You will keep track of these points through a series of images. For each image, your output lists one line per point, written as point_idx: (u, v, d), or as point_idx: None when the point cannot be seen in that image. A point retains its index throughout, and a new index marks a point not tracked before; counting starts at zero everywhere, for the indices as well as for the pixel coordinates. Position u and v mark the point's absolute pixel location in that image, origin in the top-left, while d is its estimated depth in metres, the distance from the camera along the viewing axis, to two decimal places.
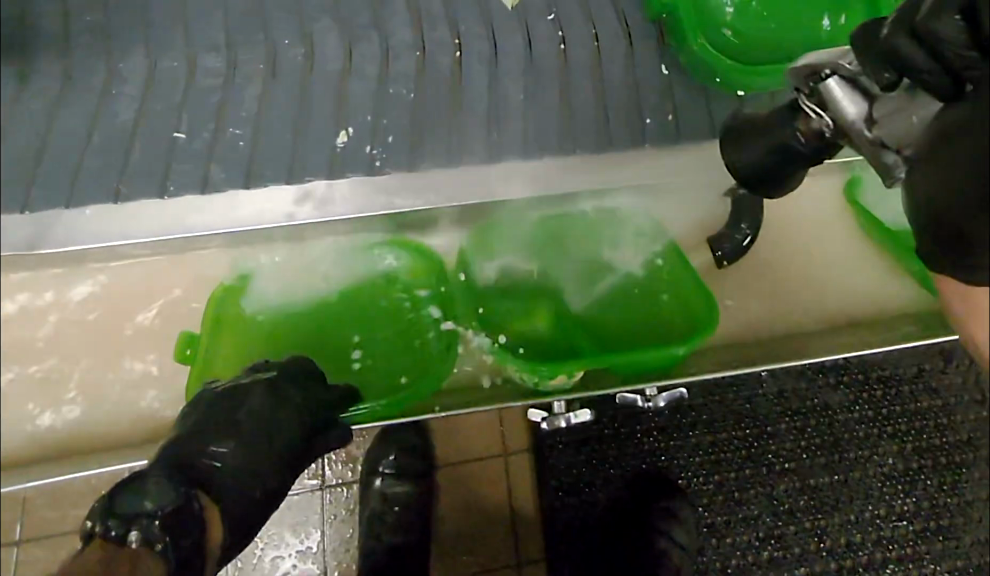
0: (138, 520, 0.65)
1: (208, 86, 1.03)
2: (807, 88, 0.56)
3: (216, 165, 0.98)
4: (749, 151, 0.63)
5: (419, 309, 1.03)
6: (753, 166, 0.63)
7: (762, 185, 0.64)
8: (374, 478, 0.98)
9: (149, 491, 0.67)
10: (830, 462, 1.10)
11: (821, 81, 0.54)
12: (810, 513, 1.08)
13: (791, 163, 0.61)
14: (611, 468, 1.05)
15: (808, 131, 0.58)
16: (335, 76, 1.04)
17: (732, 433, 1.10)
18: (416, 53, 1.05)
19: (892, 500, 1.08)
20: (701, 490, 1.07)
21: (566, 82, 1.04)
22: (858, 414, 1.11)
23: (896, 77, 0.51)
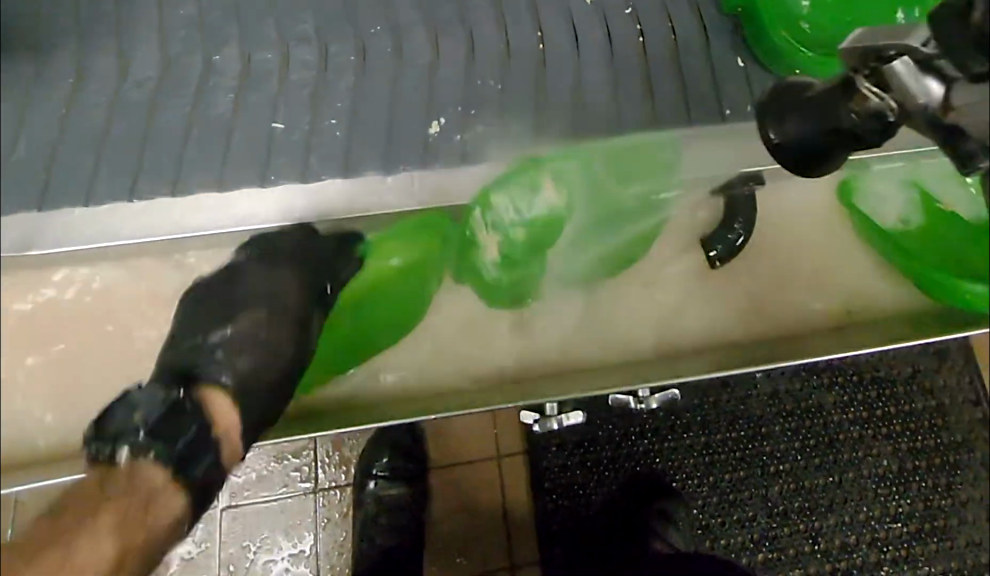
0: (126, 435, 0.64)
1: (302, 79, 0.96)
2: (866, 69, 0.53)
3: (315, 154, 0.92)
4: (792, 128, 0.61)
5: (407, 289, 0.87)
6: (797, 140, 0.61)
7: (806, 164, 0.63)
8: (368, 480, 1.00)
9: (139, 404, 0.65)
10: (824, 464, 1.10)
11: (884, 62, 0.51)
12: (805, 514, 1.08)
13: (839, 140, 0.59)
14: (605, 469, 1.06)
15: (861, 113, 0.55)
16: (422, 69, 0.97)
17: (727, 434, 1.10)
18: (501, 46, 0.98)
19: (887, 501, 1.09)
20: (696, 491, 1.07)
21: (650, 78, 0.98)
22: (851, 415, 1.12)
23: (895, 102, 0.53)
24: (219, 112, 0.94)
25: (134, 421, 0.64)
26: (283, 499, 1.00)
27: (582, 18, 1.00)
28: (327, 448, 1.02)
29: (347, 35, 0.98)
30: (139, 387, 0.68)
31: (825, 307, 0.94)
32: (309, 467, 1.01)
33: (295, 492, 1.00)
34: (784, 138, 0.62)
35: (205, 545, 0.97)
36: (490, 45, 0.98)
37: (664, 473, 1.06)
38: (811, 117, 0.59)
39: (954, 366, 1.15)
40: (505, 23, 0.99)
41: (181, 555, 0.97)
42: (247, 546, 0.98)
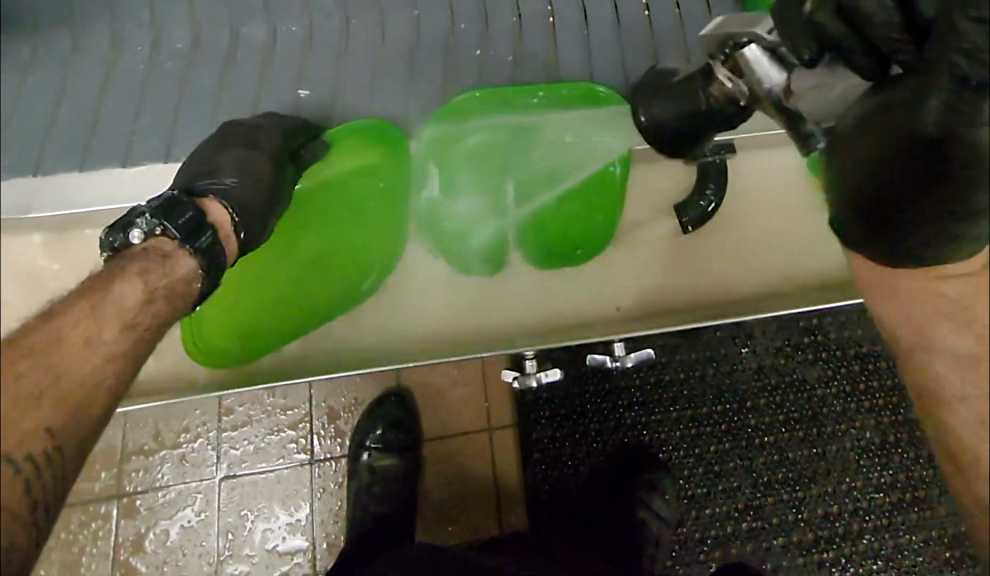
0: (145, 219, 0.66)
1: (325, 51, 1.01)
2: (721, 55, 0.62)
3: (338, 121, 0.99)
4: (660, 110, 0.74)
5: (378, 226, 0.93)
6: (664, 123, 0.74)
7: (669, 143, 0.77)
8: (362, 451, 1.03)
9: (162, 203, 0.67)
10: (808, 437, 1.13)
11: (738, 49, 0.59)
12: (788, 485, 1.10)
13: (696, 123, 0.72)
14: (593, 441, 1.09)
15: (721, 96, 0.67)
16: (439, 39, 1.01)
17: (713, 407, 1.12)
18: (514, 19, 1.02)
19: (869, 472, 1.12)
20: (682, 463, 1.10)
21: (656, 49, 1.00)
22: (834, 389, 1.15)
23: (815, 56, 0.55)
24: (249, 82, 1.00)
25: (142, 210, 0.67)
26: (280, 469, 1.03)
27: None
28: (322, 419, 1.05)
29: (368, 7, 1.02)
30: (154, 200, 0.69)
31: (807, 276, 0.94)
32: (304, 439, 1.05)
33: (292, 463, 1.03)
34: (650, 119, 0.75)
35: (204, 513, 1.01)
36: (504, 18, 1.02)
37: (650, 445, 1.10)
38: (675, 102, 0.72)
39: None
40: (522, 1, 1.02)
41: (182, 523, 1.01)
42: (244, 515, 1.01)
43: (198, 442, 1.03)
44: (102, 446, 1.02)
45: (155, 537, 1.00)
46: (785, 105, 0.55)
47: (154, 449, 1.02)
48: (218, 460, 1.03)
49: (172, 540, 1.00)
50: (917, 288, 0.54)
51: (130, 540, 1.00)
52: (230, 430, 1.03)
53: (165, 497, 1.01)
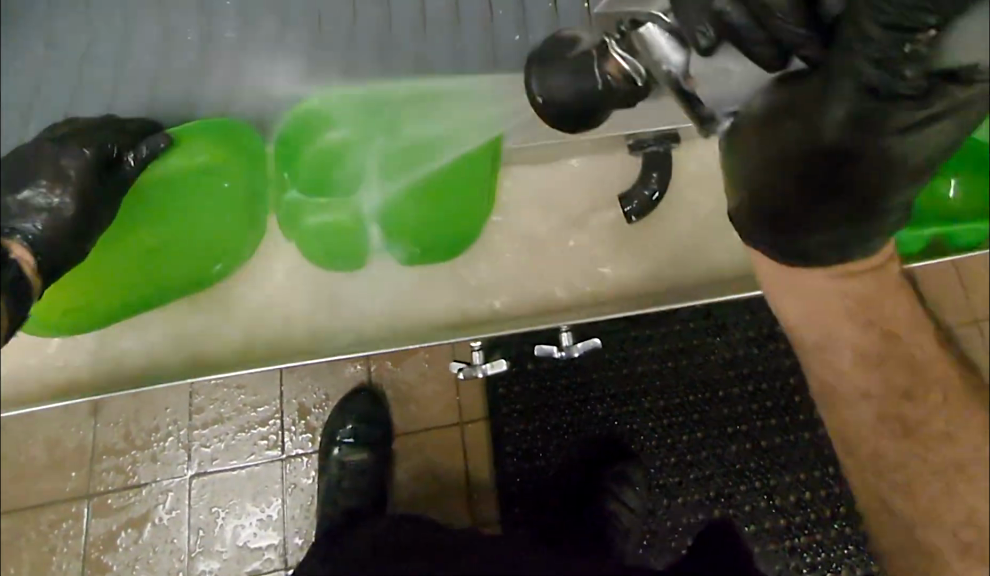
0: None
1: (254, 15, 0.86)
2: (626, 25, 0.52)
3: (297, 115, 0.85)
4: (558, 89, 0.58)
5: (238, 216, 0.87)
6: (566, 93, 0.58)
7: (566, 118, 0.61)
8: (333, 446, 1.03)
9: None
10: (780, 425, 1.13)
11: (635, 25, 0.50)
12: (761, 473, 1.11)
13: (602, 100, 0.57)
14: (566, 433, 1.09)
15: (617, 85, 0.54)
16: None
17: (685, 398, 1.13)
18: None
19: (843, 459, 1.12)
20: (654, 452, 1.10)
21: None
22: (809, 376, 1.14)
23: (710, 44, 0.46)
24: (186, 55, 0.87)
25: None
26: (250, 466, 1.03)
27: None
28: (293, 416, 1.06)
29: None
30: None
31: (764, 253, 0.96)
32: (275, 435, 1.05)
33: (263, 459, 1.04)
34: (546, 91, 0.60)
35: (175, 512, 1.01)
36: None
37: (623, 435, 1.10)
38: (573, 71, 0.57)
39: None
40: None
41: (153, 522, 1.01)
42: (215, 512, 1.02)
43: (169, 441, 1.03)
44: (74, 446, 1.03)
45: (126, 535, 1.01)
46: (688, 91, 0.48)
47: (125, 448, 1.03)
48: (189, 458, 1.03)
49: (144, 538, 1.01)
50: (825, 308, 0.49)
51: (102, 539, 1.00)
52: (202, 429, 1.04)
53: (137, 495, 1.02)
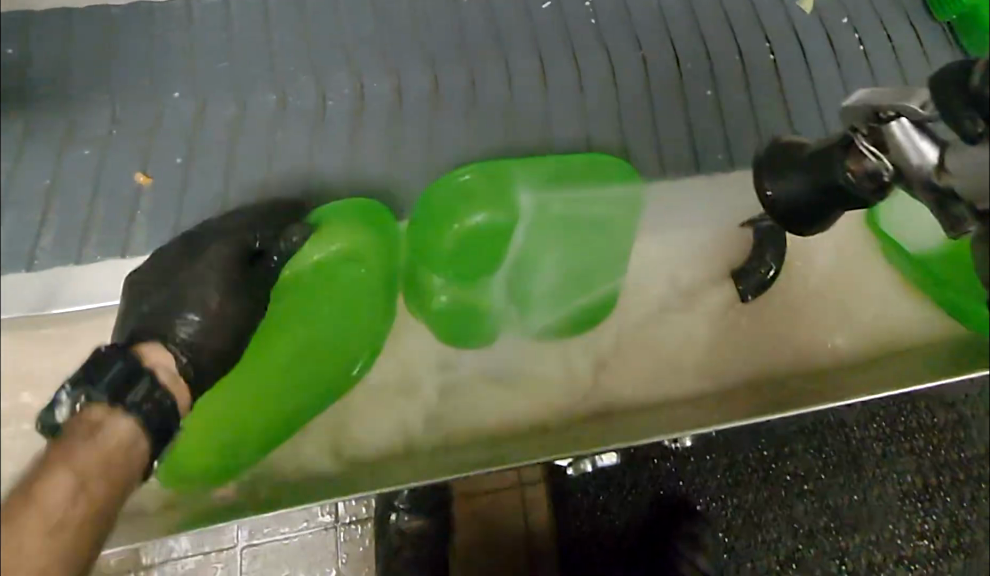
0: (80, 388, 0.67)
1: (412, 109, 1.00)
2: (865, 129, 0.69)
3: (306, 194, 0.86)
4: (788, 186, 0.81)
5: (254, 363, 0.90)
6: (790, 199, 0.81)
7: (796, 220, 0.83)
8: (390, 511, 0.98)
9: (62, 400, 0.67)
10: (848, 482, 1.08)
11: (885, 118, 0.67)
12: (831, 534, 1.06)
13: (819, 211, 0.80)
14: (631, 494, 1.05)
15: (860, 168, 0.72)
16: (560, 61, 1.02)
17: (750, 455, 1.08)
18: (673, 64, 1.03)
19: (912, 518, 1.07)
20: (722, 514, 1.06)
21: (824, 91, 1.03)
22: (874, 430, 1.10)
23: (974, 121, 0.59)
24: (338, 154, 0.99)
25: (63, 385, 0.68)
26: (303, 535, 0.99)
27: (741, 24, 1.05)
28: None
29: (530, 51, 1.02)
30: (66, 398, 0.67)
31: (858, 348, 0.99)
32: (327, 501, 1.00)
33: (316, 526, 0.99)
34: (776, 194, 0.82)
35: None
36: (631, 50, 1.04)
37: (687, 494, 1.06)
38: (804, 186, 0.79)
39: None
40: (670, 29, 1.05)
41: None
42: None
43: None
44: None
45: None
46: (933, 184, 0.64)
47: None
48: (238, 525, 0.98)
49: None
50: None
51: None
52: None
53: (183, 567, 0.97)
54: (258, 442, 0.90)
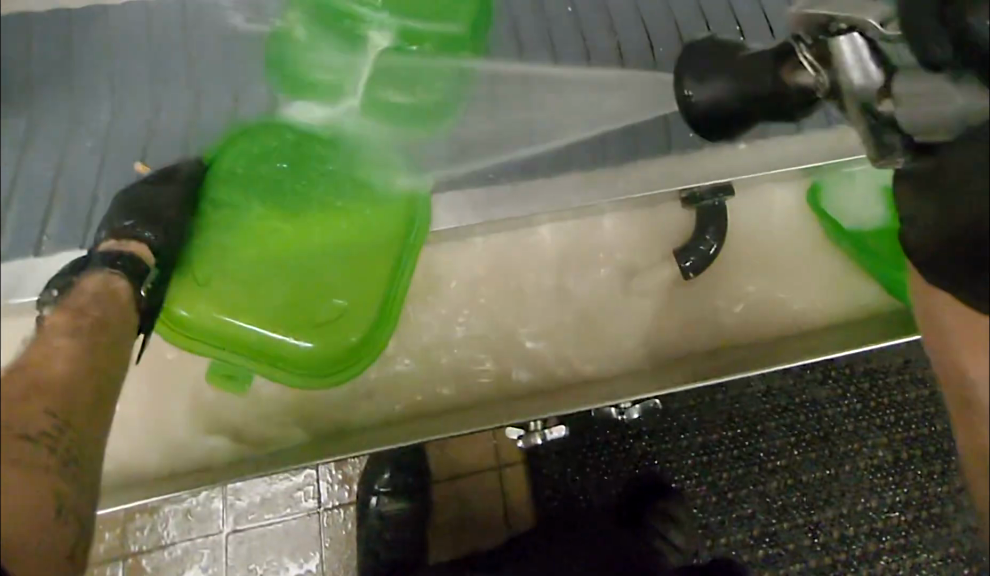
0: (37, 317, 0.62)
1: None
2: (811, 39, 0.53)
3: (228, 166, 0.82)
4: (718, 88, 0.59)
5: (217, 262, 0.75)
6: (711, 102, 0.59)
7: (713, 126, 0.61)
8: (371, 495, 1.02)
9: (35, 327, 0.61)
10: (820, 458, 1.10)
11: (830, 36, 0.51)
12: (803, 509, 1.08)
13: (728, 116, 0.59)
14: (605, 473, 1.07)
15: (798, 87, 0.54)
16: None
17: (722, 434, 1.09)
18: None
19: (883, 492, 1.09)
20: (695, 492, 1.08)
21: None
22: (845, 407, 1.11)
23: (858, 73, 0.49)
24: None
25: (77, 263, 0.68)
26: (286, 520, 1.02)
27: None
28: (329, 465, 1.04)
29: None
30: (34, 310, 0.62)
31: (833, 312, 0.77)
32: (311, 486, 1.03)
33: (299, 512, 1.02)
34: (698, 94, 0.60)
35: (212, 570, 1.00)
36: None
37: (661, 474, 1.08)
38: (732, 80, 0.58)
39: None
40: None
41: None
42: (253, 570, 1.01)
43: (202, 495, 1.02)
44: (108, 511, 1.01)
45: None
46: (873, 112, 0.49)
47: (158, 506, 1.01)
48: (224, 513, 1.02)
49: None
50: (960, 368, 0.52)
51: None
52: (233, 484, 1.01)
53: (172, 555, 1.01)
54: (265, 365, 0.73)
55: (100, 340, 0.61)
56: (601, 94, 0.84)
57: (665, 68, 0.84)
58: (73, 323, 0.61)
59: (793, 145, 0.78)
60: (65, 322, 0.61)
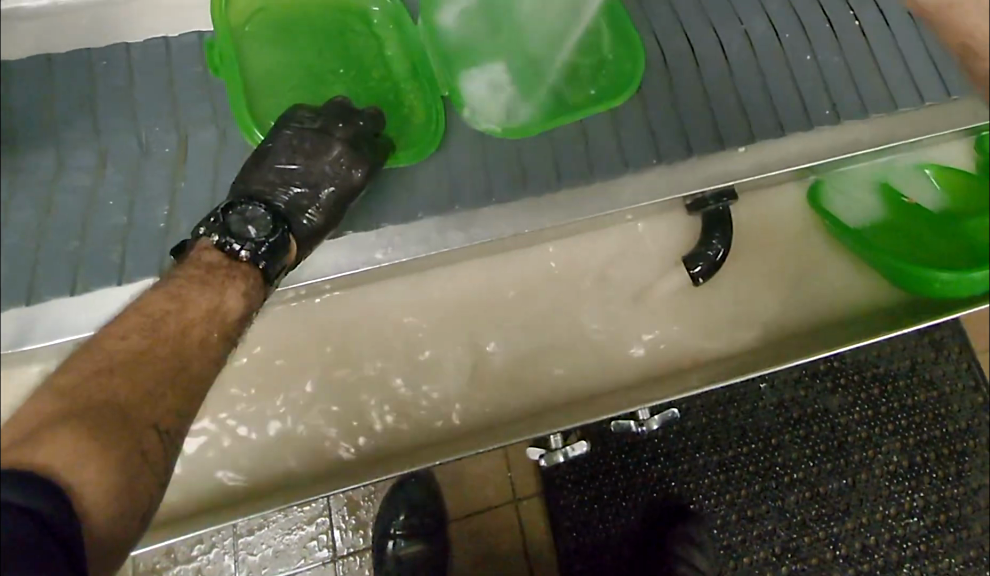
0: (234, 223, 0.61)
1: None
2: None
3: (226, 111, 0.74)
4: None
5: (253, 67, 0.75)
6: None
7: None
8: (387, 540, 1.00)
9: (239, 223, 0.61)
10: (837, 467, 1.06)
11: None
12: (823, 522, 1.05)
13: None
14: (623, 501, 1.04)
15: None
16: None
17: (738, 450, 1.06)
18: None
19: (901, 498, 1.06)
20: (713, 512, 1.04)
21: None
22: (858, 415, 1.08)
23: None
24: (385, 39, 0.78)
25: (234, 203, 0.62)
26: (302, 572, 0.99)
27: None
28: (342, 511, 1.02)
29: None
30: (231, 214, 0.61)
31: (841, 311, 0.77)
32: (324, 535, 1.01)
33: (314, 562, 1.00)
34: None
35: None
36: None
37: (680, 496, 1.05)
38: None
39: (966, 363, 1.11)
40: None
41: None
42: None
43: (212, 553, 0.99)
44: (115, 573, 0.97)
45: None
46: None
47: (169, 566, 0.98)
48: (237, 569, 0.99)
49: None
50: None
51: None
52: (245, 537, 0.99)
53: None
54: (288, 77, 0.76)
55: (175, 354, 0.52)
56: (719, 61, 0.77)
57: (717, 41, 0.77)
58: (235, 294, 0.59)
59: (815, 141, 0.75)
60: (215, 276, 0.59)
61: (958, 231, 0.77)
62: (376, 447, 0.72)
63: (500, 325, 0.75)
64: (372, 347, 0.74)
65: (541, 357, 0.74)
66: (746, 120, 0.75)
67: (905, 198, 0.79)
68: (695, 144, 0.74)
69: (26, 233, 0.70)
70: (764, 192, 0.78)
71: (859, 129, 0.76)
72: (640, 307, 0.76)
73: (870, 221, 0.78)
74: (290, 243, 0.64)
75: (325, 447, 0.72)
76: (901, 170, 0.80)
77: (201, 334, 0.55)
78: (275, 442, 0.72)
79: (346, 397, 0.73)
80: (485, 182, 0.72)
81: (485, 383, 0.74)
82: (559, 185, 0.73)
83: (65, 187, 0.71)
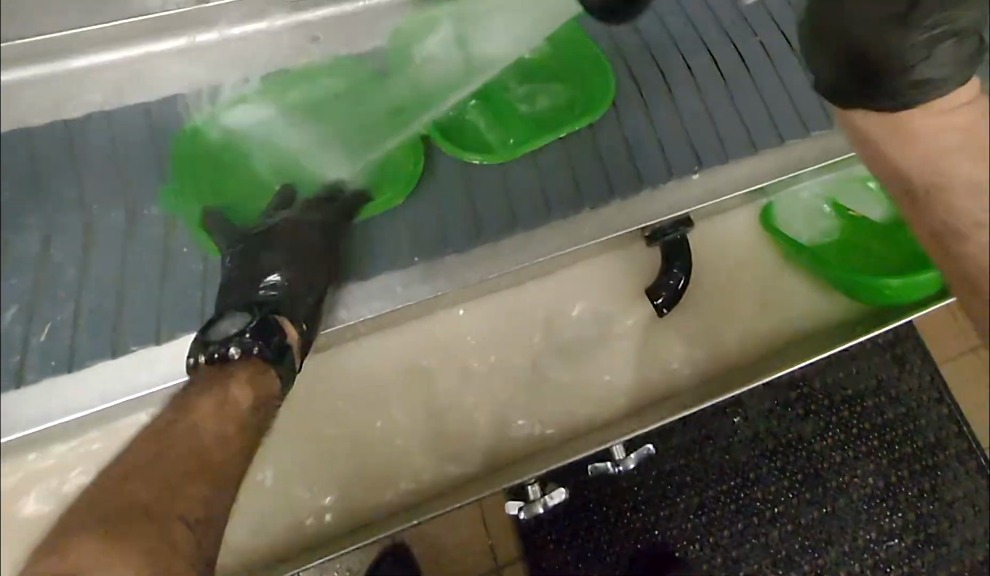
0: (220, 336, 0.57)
1: None
2: None
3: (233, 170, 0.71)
4: None
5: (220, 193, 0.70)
6: None
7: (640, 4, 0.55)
8: None
9: (218, 333, 0.58)
10: (815, 496, 1.04)
11: None
12: (806, 555, 1.03)
13: None
14: (606, 555, 1.01)
15: None
16: None
17: (716, 489, 1.04)
18: None
19: (880, 520, 1.04)
20: (697, 556, 1.02)
21: None
22: (829, 440, 1.06)
23: None
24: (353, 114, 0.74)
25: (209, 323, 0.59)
26: None
27: None
28: None
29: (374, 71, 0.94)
30: (209, 330, 0.58)
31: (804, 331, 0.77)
32: None
33: None
34: None
35: None
36: None
37: (663, 543, 1.02)
38: None
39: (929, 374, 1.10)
40: None
41: None
42: None
43: None
44: None
45: None
46: None
47: None
48: None
49: None
50: None
51: None
52: None
53: None
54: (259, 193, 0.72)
55: (197, 451, 0.50)
56: (675, 85, 0.79)
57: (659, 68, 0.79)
58: (242, 386, 0.56)
59: (758, 166, 0.77)
60: (216, 379, 0.55)
61: (902, 238, 0.78)
62: (349, 525, 0.68)
63: (470, 379, 0.73)
64: (341, 416, 0.71)
65: (515, 408, 0.72)
66: (704, 142, 0.76)
67: (852, 212, 0.81)
68: (732, 153, 0.76)
69: (105, 290, 0.64)
70: (718, 221, 0.79)
71: (800, 149, 0.78)
72: (607, 346, 0.75)
73: (820, 239, 0.80)
74: (281, 321, 0.61)
75: (299, 527, 0.68)
76: (845, 186, 0.82)
77: (218, 431, 0.53)
78: (244, 528, 0.67)
79: (319, 470, 0.70)
80: (451, 226, 0.72)
81: (462, 441, 0.71)
82: (511, 229, 0.72)
83: (141, 237, 0.66)
